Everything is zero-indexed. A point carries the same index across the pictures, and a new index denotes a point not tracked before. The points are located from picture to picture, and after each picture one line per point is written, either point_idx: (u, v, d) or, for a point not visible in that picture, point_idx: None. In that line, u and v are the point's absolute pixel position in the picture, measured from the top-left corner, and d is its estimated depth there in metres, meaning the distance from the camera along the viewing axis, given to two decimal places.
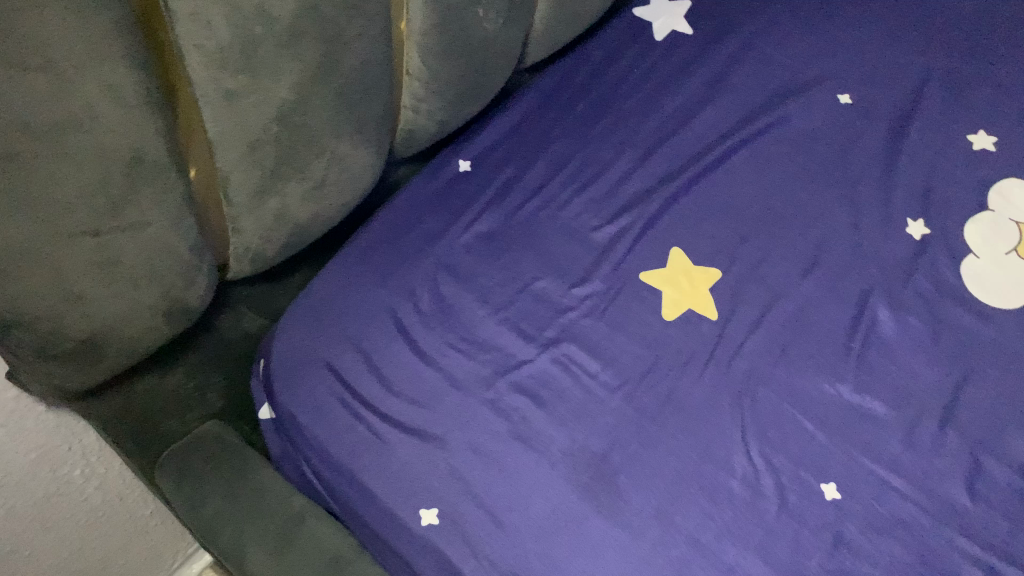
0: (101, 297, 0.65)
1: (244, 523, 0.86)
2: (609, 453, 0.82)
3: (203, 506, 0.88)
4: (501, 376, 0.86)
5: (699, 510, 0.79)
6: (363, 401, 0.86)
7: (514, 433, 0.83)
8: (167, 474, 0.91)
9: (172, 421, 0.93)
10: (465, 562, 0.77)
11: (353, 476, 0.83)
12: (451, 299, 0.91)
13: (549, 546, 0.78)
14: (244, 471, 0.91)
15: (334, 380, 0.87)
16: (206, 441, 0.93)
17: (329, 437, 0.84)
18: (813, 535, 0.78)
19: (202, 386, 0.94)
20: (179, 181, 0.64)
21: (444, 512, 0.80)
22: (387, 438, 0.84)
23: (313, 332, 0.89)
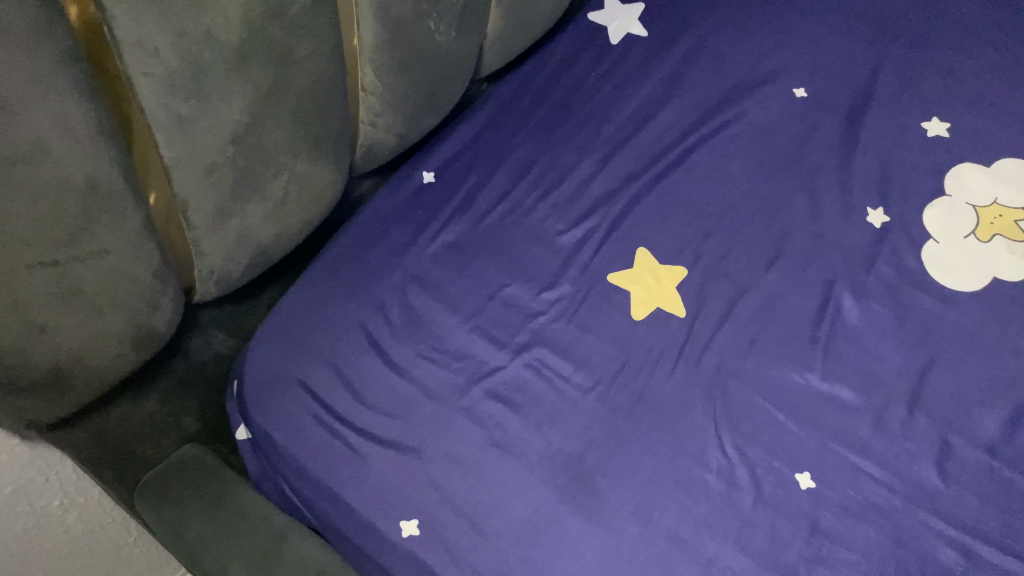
0: (65, 327, 0.65)
1: (228, 544, 0.85)
2: (586, 454, 0.83)
3: (185, 529, 0.87)
4: (474, 383, 0.87)
5: (677, 506, 0.80)
6: (338, 415, 0.86)
7: (490, 439, 0.84)
8: (145, 497, 0.89)
9: (150, 445, 0.93)
10: (448, 570, 0.78)
11: (331, 491, 0.82)
12: (421, 310, 0.91)
13: (531, 550, 0.78)
14: (225, 492, 0.90)
15: (308, 396, 0.87)
16: (184, 463, 0.92)
17: (303, 454, 0.84)
18: (790, 524, 0.79)
19: (178, 410, 0.95)
20: (136, 208, 0.65)
21: (424, 522, 0.80)
22: (364, 451, 0.84)
23: (283, 349, 0.89)
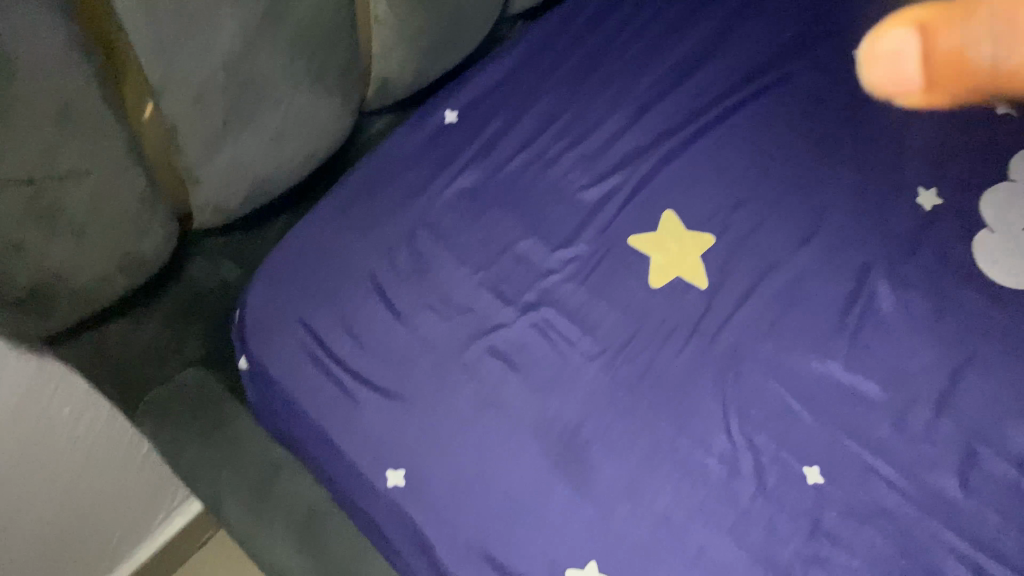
0: (45, 247, 0.63)
1: (222, 473, 0.89)
2: (583, 423, 0.79)
3: (183, 455, 0.91)
4: (474, 337, 0.84)
5: (671, 488, 0.76)
6: (334, 356, 0.83)
7: (482, 397, 0.81)
8: (147, 415, 0.93)
9: (152, 367, 0.92)
10: (429, 526, 0.75)
11: (320, 434, 0.80)
12: (430, 258, 0.89)
13: (514, 515, 0.75)
14: (222, 421, 0.92)
15: (307, 334, 0.84)
16: (183, 389, 0.93)
17: (297, 391, 0.82)
18: (791, 521, 0.75)
19: (179, 335, 0.92)
20: (120, 129, 0.63)
21: (411, 474, 0.77)
22: (358, 397, 0.81)
23: (286, 284, 0.87)
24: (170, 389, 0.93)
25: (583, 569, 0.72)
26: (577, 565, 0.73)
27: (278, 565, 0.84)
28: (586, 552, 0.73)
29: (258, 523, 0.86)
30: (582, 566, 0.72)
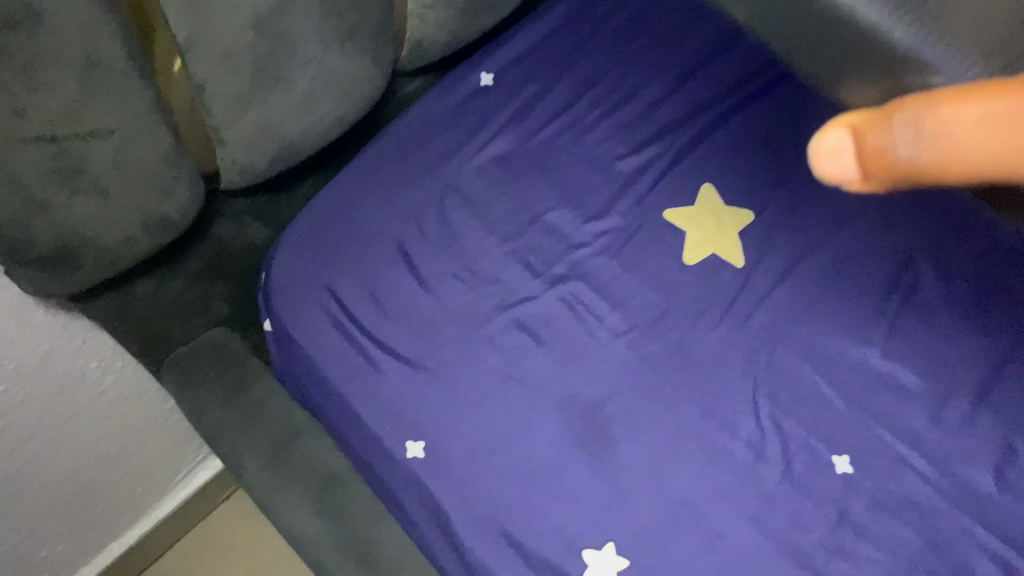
0: (67, 206, 0.62)
1: (242, 434, 0.88)
2: (606, 400, 0.78)
3: (204, 415, 0.89)
4: (499, 310, 0.83)
5: (695, 471, 0.75)
6: (359, 323, 0.82)
7: (504, 371, 0.79)
8: (170, 374, 0.91)
9: (177, 325, 0.91)
10: (447, 499, 0.73)
11: (340, 401, 0.79)
12: (459, 226, 0.87)
13: (533, 491, 0.74)
14: (245, 383, 0.91)
15: (330, 297, 0.83)
16: (208, 348, 0.92)
17: (319, 356, 0.80)
18: (817, 510, 0.73)
19: (205, 295, 0.92)
20: (145, 87, 0.61)
21: (431, 446, 0.76)
22: (381, 365, 0.79)
23: (313, 245, 0.86)
24: (193, 348, 0.92)
25: (600, 549, 0.71)
26: (594, 545, 0.71)
27: (296, 532, 0.83)
28: (605, 532, 0.72)
29: (278, 488, 0.85)
30: (600, 547, 0.71)
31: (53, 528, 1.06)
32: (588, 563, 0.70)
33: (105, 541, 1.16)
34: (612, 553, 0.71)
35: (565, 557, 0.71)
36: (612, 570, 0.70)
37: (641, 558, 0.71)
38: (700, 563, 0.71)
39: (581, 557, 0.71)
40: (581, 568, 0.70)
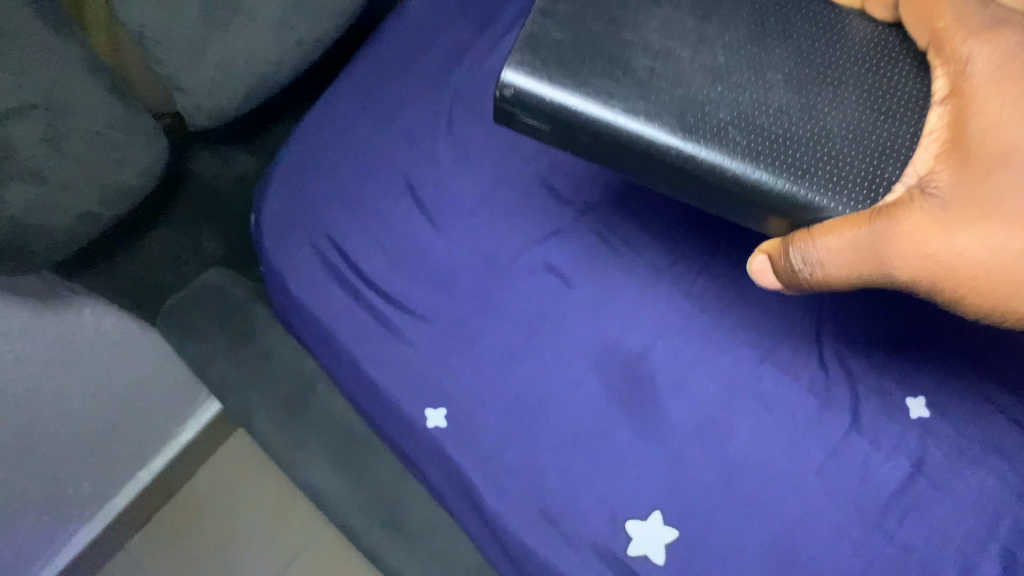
0: (15, 200, 0.52)
1: (252, 389, 0.81)
2: (649, 348, 0.69)
3: (209, 369, 0.82)
4: (524, 251, 0.73)
5: (750, 424, 0.66)
6: (363, 277, 0.73)
7: (533, 322, 0.70)
8: (167, 323, 0.83)
9: (170, 271, 0.83)
10: (475, 471, 0.66)
11: (350, 364, 0.72)
12: (475, 154, 0.77)
13: (568, 457, 0.65)
14: (249, 331, 0.83)
15: (330, 248, 0.74)
16: (205, 294, 0.84)
17: (325, 316, 0.73)
18: (889, 467, 0.65)
19: (194, 236, 0.82)
20: (68, 42, 0.52)
21: (453, 415, 0.68)
22: (394, 323, 0.71)
23: (307, 186, 0.77)
24: (190, 295, 0.84)
25: (646, 520, 0.63)
26: (638, 515, 0.63)
27: (325, 492, 0.77)
28: (649, 499, 0.63)
29: (298, 445, 0.79)
30: (645, 517, 0.63)
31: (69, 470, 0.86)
32: (632, 535, 0.62)
33: (131, 473, 0.97)
34: (659, 523, 0.62)
35: (607, 530, 0.63)
36: (659, 542, 0.62)
37: (692, 526, 0.62)
38: (760, 529, 0.62)
39: (625, 530, 0.63)
40: (625, 542, 0.62)
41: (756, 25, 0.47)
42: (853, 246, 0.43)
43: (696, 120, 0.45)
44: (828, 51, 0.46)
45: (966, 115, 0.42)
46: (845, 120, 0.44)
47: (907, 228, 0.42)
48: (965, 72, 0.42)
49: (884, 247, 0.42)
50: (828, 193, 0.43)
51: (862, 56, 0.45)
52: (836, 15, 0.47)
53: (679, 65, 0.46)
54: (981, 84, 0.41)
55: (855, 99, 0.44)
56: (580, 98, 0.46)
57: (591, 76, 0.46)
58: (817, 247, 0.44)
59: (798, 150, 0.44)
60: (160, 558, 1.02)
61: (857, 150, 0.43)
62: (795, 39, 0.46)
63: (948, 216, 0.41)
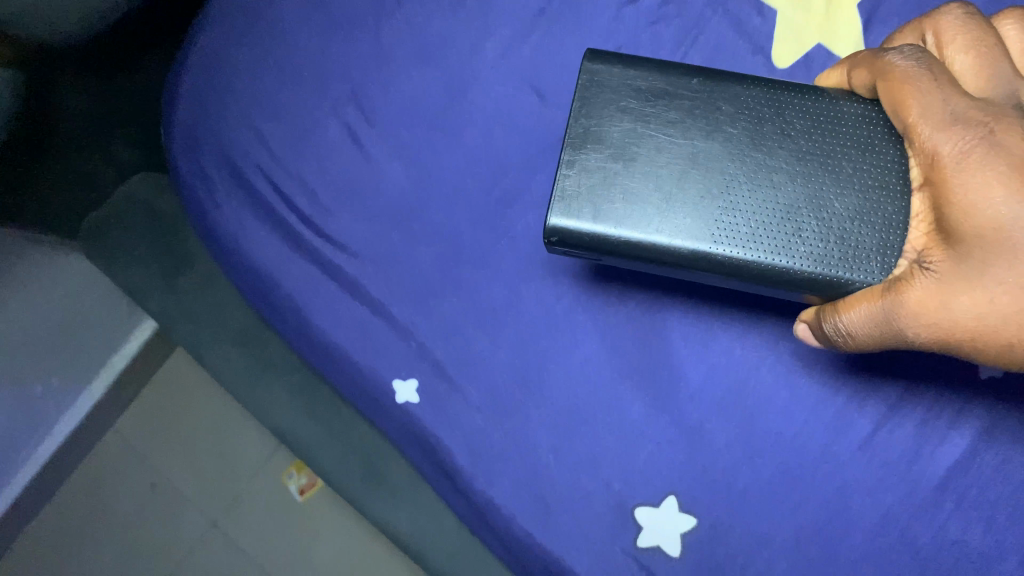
0: None
1: (203, 322, 0.77)
2: (668, 314, 0.57)
3: (146, 300, 0.76)
4: (496, 179, 0.60)
5: (782, 390, 0.55)
6: (301, 215, 0.62)
7: (523, 265, 0.59)
8: (89, 247, 0.76)
9: (82, 190, 0.74)
10: (460, 454, 0.58)
11: (296, 324, 0.63)
12: (433, 46, 0.63)
13: (569, 437, 0.57)
14: (188, 255, 0.77)
15: (254, 175, 0.63)
16: (131, 207, 0.77)
17: (264, 261, 0.63)
18: (947, 451, 0.54)
19: (104, 151, 0.73)
20: None
21: (425, 387, 0.59)
22: (342, 272, 0.61)
23: (216, 91, 0.65)
24: (110, 211, 0.77)
25: (659, 507, 0.55)
26: (649, 501, 0.56)
27: (288, 427, 0.74)
28: (663, 483, 0.56)
29: (253, 382, 0.75)
30: (659, 503, 0.55)
31: (40, 376, 0.71)
32: (643, 523, 0.55)
33: (90, 370, 0.77)
34: (674, 509, 0.55)
35: (616, 521, 0.56)
36: (675, 532, 0.55)
37: (713, 515, 0.55)
38: (791, 515, 0.55)
39: (635, 518, 0.56)
40: (636, 533, 0.55)
41: (755, 122, 0.44)
42: (873, 325, 0.38)
43: (712, 226, 0.43)
44: (833, 141, 0.43)
45: (949, 197, 0.35)
46: (864, 208, 0.41)
47: (907, 305, 0.36)
48: (937, 162, 0.36)
49: (900, 331, 0.36)
50: (850, 270, 0.40)
51: (876, 140, 0.42)
52: (837, 105, 0.43)
53: (691, 180, 0.43)
54: (965, 168, 0.34)
55: (872, 184, 0.41)
56: (600, 226, 0.44)
57: (601, 200, 0.44)
58: (840, 323, 0.39)
59: (819, 242, 0.41)
60: (153, 443, 0.83)
61: (877, 233, 0.40)
62: (796, 131, 0.43)
63: (948, 288, 0.34)
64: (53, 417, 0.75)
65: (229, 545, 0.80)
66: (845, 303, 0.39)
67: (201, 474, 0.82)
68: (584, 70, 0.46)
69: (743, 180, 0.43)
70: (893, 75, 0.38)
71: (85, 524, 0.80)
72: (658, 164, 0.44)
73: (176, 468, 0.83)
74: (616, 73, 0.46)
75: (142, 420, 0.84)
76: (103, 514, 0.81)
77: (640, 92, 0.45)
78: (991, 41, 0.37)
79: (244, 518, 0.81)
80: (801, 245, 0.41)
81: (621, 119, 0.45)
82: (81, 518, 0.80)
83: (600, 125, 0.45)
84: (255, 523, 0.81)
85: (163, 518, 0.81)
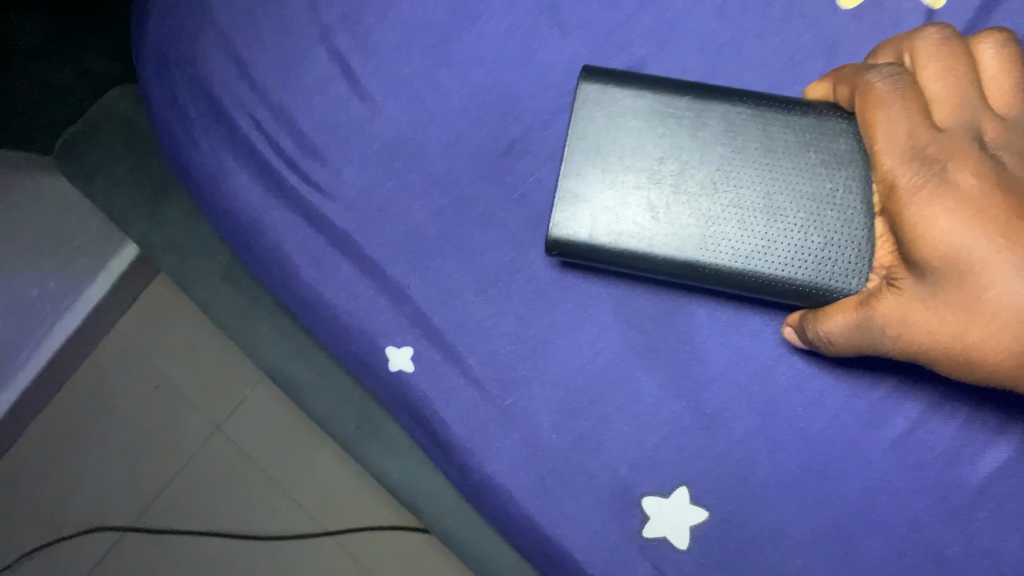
0: None
1: (189, 255, 0.70)
2: (696, 293, 0.54)
3: (131, 229, 0.70)
4: (505, 123, 0.57)
5: (813, 379, 0.52)
6: (287, 158, 0.59)
7: (529, 226, 0.56)
8: (69, 166, 0.69)
9: (50, 102, 0.66)
10: (458, 423, 0.56)
11: (282, 279, 0.60)
12: None
13: (572, 415, 0.55)
14: (167, 182, 0.71)
15: (236, 111, 0.60)
16: (110, 122, 0.70)
17: (248, 204, 0.60)
18: (984, 461, 0.51)
19: (73, 61, 0.65)
20: None
21: (420, 352, 0.57)
22: (334, 228, 0.58)
23: (192, 9, 0.60)
24: (88, 124, 0.70)
25: (668, 497, 0.53)
26: (658, 491, 0.53)
27: (282, 366, 0.68)
28: (673, 472, 0.53)
29: (243, 317, 0.69)
30: (668, 494, 0.53)
31: (32, 278, 0.68)
32: (650, 513, 0.53)
33: (89, 275, 0.73)
34: (683, 501, 0.53)
35: (619, 509, 0.54)
36: (683, 524, 0.53)
37: (725, 508, 0.53)
38: (809, 513, 0.52)
39: (641, 507, 0.53)
40: (641, 521, 0.53)
41: (744, 140, 0.46)
42: (848, 335, 0.42)
43: (701, 244, 0.46)
44: (817, 157, 0.45)
45: (905, 220, 0.38)
46: (844, 224, 0.44)
47: (878, 319, 0.40)
48: (897, 185, 0.39)
49: (870, 342, 0.40)
50: (826, 282, 0.44)
51: (859, 156, 0.44)
52: (823, 120, 0.45)
53: (683, 200, 0.46)
54: (920, 196, 0.37)
55: (852, 201, 0.44)
56: (600, 241, 0.48)
57: (599, 221, 0.48)
58: (822, 331, 0.43)
59: (800, 257, 0.45)
60: (150, 346, 0.79)
61: (855, 248, 0.44)
62: (782, 148, 0.46)
63: (911, 306, 0.38)
64: (50, 318, 0.72)
65: (229, 447, 0.77)
66: (827, 316, 0.43)
67: (204, 375, 0.78)
68: (580, 91, 0.48)
69: (733, 201, 0.46)
70: (868, 100, 0.41)
71: (86, 423, 0.78)
72: (653, 184, 0.47)
73: (177, 367, 0.78)
74: (611, 89, 0.48)
75: (135, 344, 0.79)
76: (105, 415, 0.78)
77: (634, 109, 0.48)
78: (961, 70, 0.40)
79: (244, 421, 0.77)
80: (784, 262, 0.45)
81: (617, 136, 0.47)
82: (82, 417, 0.78)
83: (598, 139, 0.48)
84: (255, 426, 0.77)
85: (164, 418, 0.77)
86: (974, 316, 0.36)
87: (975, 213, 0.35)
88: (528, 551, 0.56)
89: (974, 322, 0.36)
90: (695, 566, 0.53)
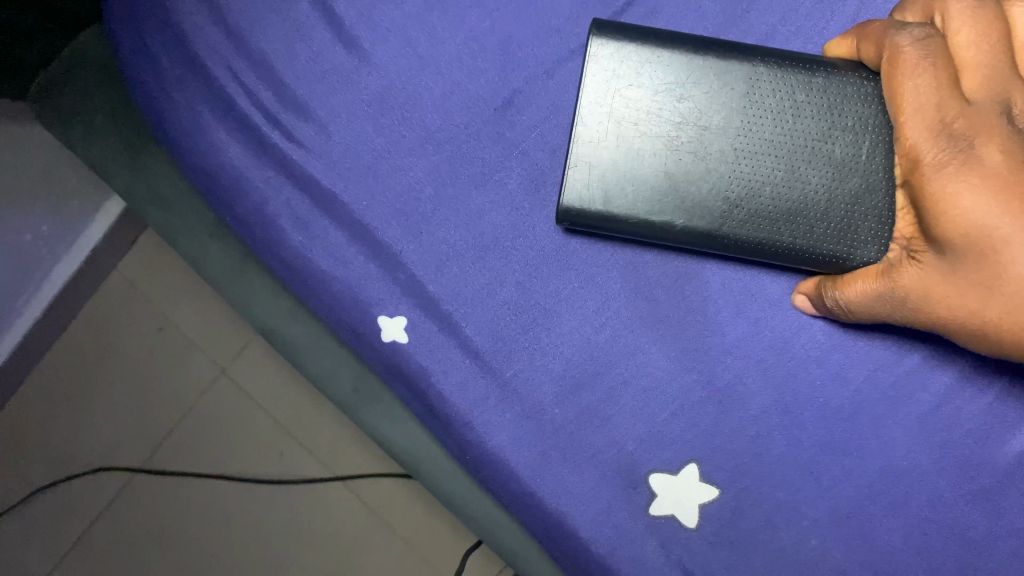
0: None
1: (176, 209, 0.67)
2: (706, 256, 0.52)
3: (114, 179, 0.67)
4: (504, 75, 0.55)
5: (836, 353, 0.51)
6: (266, 113, 0.56)
7: (529, 186, 0.54)
8: (46, 110, 0.65)
9: (22, 46, 0.61)
10: (460, 395, 0.54)
11: (265, 240, 0.57)
12: None
13: (576, 388, 0.53)
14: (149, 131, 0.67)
15: (212, 61, 0.56)
16: (89, 65, 0.66)
17: (227, 162, 0.57)
18: (1015, 441, 0.51)
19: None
20: None
21: (412, 320, 0.54)
22: (322, 189, 0.55)
23: None
24: (64, 66, 0.66)
25: (676, 475, 0.52)
26: (665, 468, 0.52)
27: (275, 324, 0.66)
28: (683, 449, 0.52)
29: (233, 274, 0.67)
30: (675, 471, 0.52)
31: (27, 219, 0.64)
32: (657, 490, 0.52)
33: (85, 216, 0.69)
34: (692, 478, 0.52)
35: (625, 486, 0.52)
36: (693, 502, 0.52)
37: (736, 488, 0.52)
38: (826, 493, 0.51)
39: (648, 485, 0.52)
40: (648, 499, 0.52)
41: (767, 105, 0.45)
42: (865, 305, 0.42)
43: (723, 217, 0.46)
44: (841, 121, 0.45)
45: (930, 195, 0.38)
46: (868, 191, 0.44)
47: (896, 291, 0.40)
48: (921, 161, 0.39)
49: (888, 313, 0.41)
50: (849, 249, 0.44)
51: (882, 121, 0.44)
52: (846, 82, 0.45)
53: (705, 171, 0.46)
54: (946, 171, 0.37)
55: (875, 167, 0.44)
56: (618, 212, 0.47)
57: (612, 187, 0.47)
58: (838, 301, 0.44)
59: (824, 225, 0.45)
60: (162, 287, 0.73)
61: (878, 216, 0.44)
62: (807, 113, 0.45)
63: (930, 281, 0.38)
64: (47, 262, 0.68)
65: (238, 391, 0.72)
66: (843, 285, 0.43)
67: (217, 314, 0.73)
68: (591, 46, 0.47)
69: (757, 170, 0.45)
70: (894, 67, 0.41)
71: (88, 362, 0.72)
72: (674, 155, 0.46)
73: (182, 305, 0.73)
74: (625, 46, 0.47)
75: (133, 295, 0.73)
76: (107, 355, 0.72)
77: (650, 72, 0.46)
78: (993, 40, 0.39)
79: (253, 363, 0.72)
80: (808, 231, 0.45)
81: (635, 98, 0.46)
82: (86, 363, 0.72)
83: (617, 101, 0.47)
84: (264, 368, 0.72)
85: (174, 365, 0.72)
86: (994, 294, 0.36)
87: (1000, 191, 0.35)
88: (531, 531, 0.54)
89: (991, 299, 0.36)
90: (704, 545, 0.52)
